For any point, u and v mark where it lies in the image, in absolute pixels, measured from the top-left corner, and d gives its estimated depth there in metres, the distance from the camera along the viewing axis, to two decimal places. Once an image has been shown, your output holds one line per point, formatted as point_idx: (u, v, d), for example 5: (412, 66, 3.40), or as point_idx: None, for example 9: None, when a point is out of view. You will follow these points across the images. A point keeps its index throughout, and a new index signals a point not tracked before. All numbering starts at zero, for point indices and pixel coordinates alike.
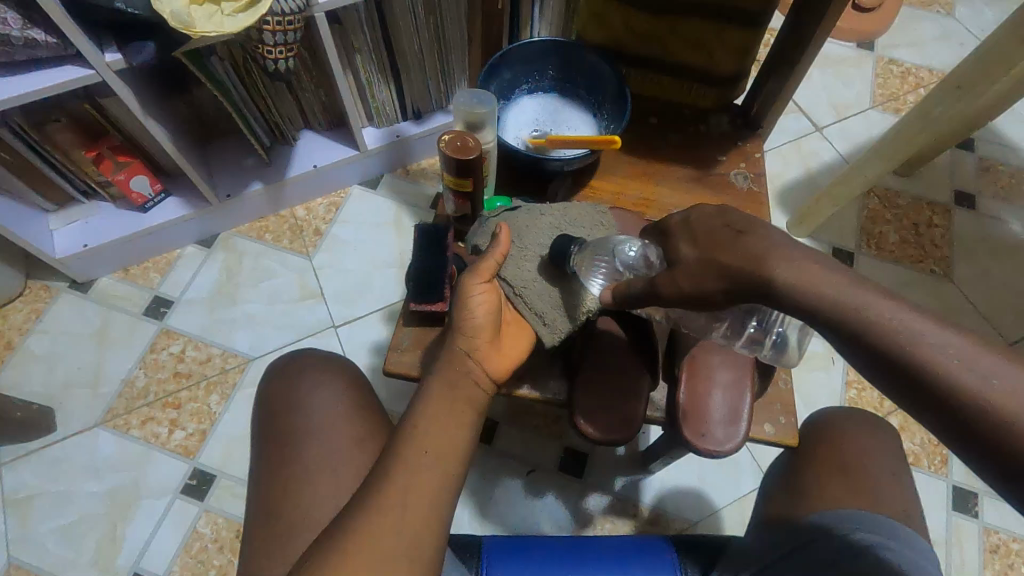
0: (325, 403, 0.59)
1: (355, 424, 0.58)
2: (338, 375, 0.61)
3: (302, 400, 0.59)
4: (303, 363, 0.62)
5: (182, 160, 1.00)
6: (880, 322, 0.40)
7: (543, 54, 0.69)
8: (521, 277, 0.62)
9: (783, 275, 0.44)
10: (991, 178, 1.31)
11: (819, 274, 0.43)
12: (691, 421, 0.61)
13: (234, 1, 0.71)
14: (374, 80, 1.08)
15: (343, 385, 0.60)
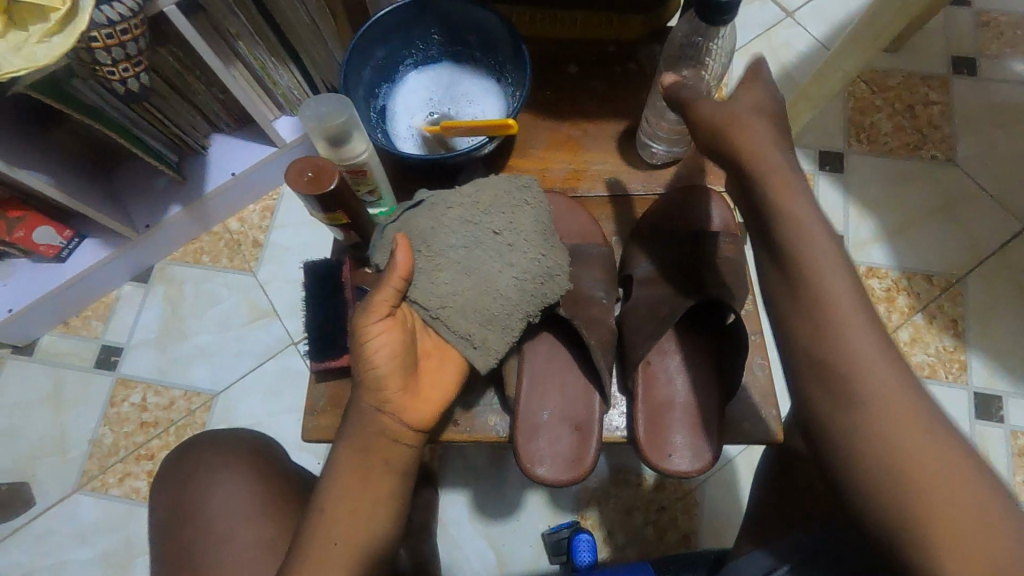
0: (225, 495, 0.57)
1: (263, 523, 0.56)
2: (238, 466, 0.58)
3: (200, 499, 0.57)
4: (195, 456, 0.59)
5: (79, 204, 0.89)
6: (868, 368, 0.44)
7: (418, 18, 0.56)
8: (438, 299, 0.51)
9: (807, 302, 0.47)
10: (992, 33, 1.14)
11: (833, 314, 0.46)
12: (654, 444, 0.57)
13: (42, 23, 0.59)
14: (269, 65, 0.93)
15: (244, 477, 0.58)
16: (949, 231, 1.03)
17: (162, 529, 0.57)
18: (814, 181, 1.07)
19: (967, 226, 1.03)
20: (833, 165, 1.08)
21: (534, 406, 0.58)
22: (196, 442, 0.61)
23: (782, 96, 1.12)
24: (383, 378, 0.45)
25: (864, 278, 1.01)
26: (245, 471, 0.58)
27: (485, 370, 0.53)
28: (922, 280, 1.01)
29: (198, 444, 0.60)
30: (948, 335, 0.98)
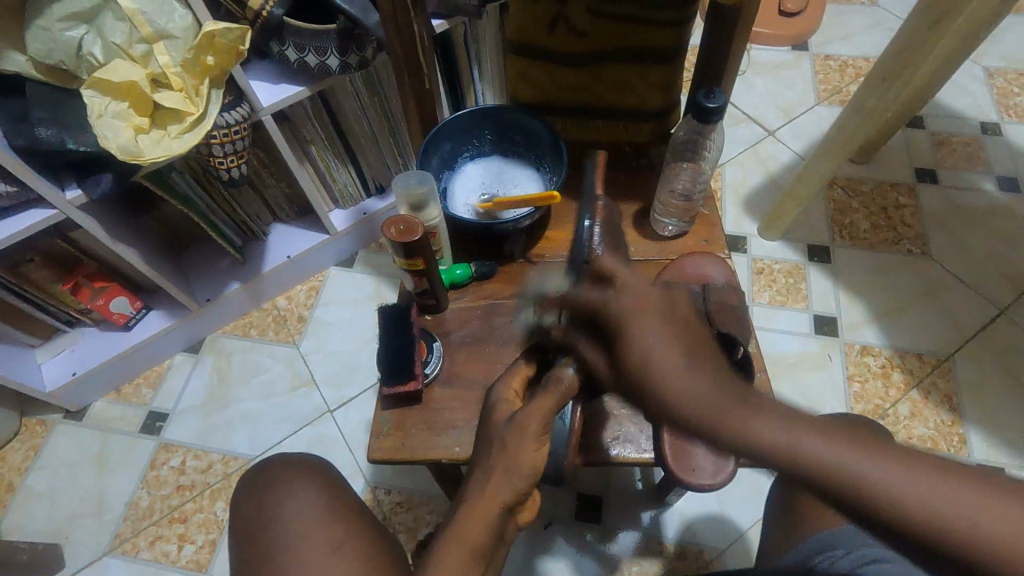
0: (304, 509, 0.60)
1: (332, 526, 0.59)
2: (312, 480, 0.63)
3: (279, 508, 0.61)
4: (276, 474, 0.64)
5: (157, 276, 1.01)
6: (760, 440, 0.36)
7: (476, 123, 0.72)
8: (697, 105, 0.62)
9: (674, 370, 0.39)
10: (947, 150, 1.33)
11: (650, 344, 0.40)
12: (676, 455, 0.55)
13: (179, 124, 0.76)
14: (333, 166, 1.10)
15: (317, 489, 0.62)
16: (934, 316, 1.14)
17: (241, 537, 0.61)
18: (805, 270, 1.20)
19: (949, 312, 1.14)
20: (821, 257, 1.21)
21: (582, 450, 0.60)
22: (280, 464, 0.66)
23: (770, 199, 1.28)
24: (534, 420, 0.48)
25: (860, 355, 1.10)
26: (323, 493, 0.62)
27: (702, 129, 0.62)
28: (914, 358, 1.10)
29: (279, 466, 0.65)
30: (945, 409, 1.04)
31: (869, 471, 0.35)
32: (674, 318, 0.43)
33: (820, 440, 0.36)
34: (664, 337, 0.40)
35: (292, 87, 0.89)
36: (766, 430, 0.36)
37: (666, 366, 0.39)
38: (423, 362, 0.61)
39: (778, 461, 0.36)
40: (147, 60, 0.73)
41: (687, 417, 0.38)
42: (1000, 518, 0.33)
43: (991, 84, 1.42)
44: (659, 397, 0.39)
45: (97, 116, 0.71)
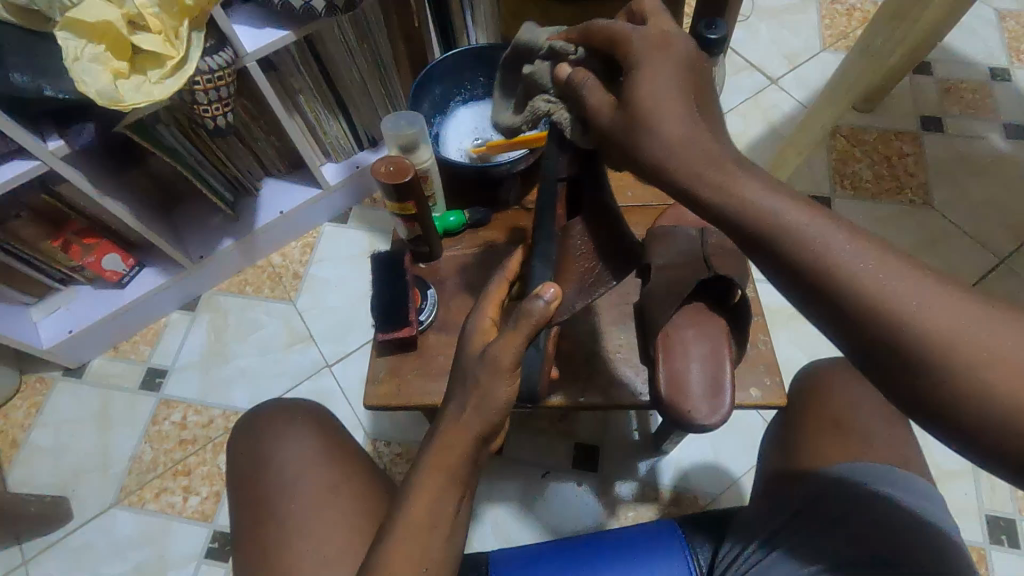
0: (299, 454, 0.61)
1: (329, 470, 0.60)
2: (304, 424, 0.63)
3: (274, 454, 0.61)
4: (266, 420, 0.64)
5: (148, 231, 1.00)
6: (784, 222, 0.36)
7: (469, 64, 0.70)
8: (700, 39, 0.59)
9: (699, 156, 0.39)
10: (954, 97, 1.30)
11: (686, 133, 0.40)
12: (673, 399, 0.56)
13: (160, 69, 0.74)
14: (323, 117, 1.07)
15: (310, 433, 0.62)
16: (934, 266, 1.13)
17: (237, 483, 0.61)
18: None
19: (949, 262, 1.13)
20: (822, 207, 1.19)
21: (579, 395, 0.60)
22: (268, 410, 0.65)
23: (771, 150, 1.26)
24: (508, 354, 0.45)
25: None
26: (317, 436, 0.63)
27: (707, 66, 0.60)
28: None
29: (269, 412, 0.64)
30: None
31: (852, 255, 0.35)
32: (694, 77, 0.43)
33: (824, 225, 0.36)
34: (683, 113, 0.41)
35: (277, 32, 0.85)
36: (764, 199, 0.37)
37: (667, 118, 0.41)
38: (418, 309, 0.61)
39: (756, 223, 0.37)
40: (122, 0, 0.70)
41: (679, 167, 0.40)
42: (966, 324, 0.33)
43: (1002, 27, 1.37)
44: (655, 147, 0.41)
45: (74, 60, 0.68)
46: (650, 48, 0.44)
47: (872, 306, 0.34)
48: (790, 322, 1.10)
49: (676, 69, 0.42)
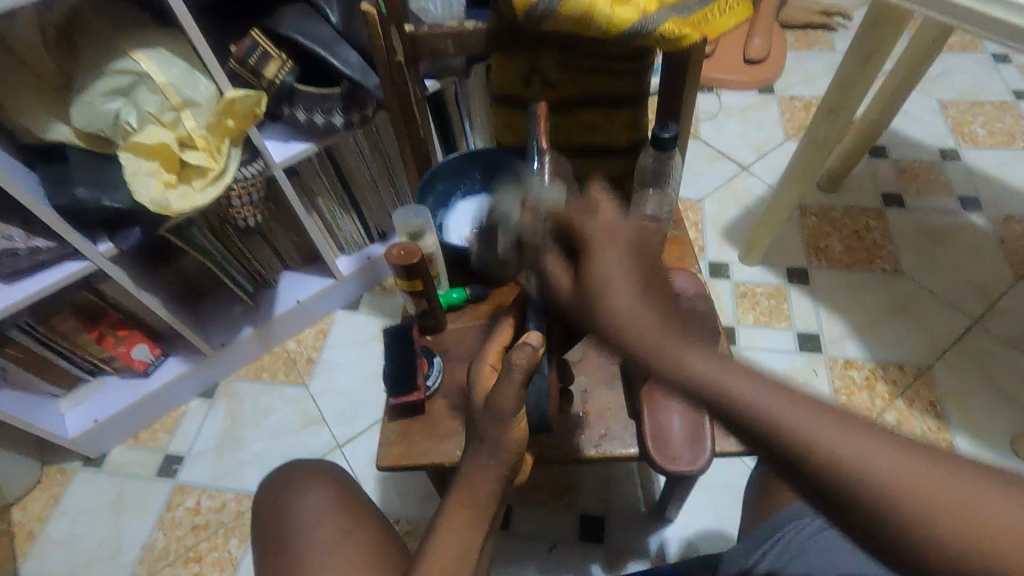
0: (317, 502, 0.65)
1: (344, 517, 0.64)
2: (325, 476, 0.69)
3: (295, 503, 0.66)
4: (290, 472, 0.69)
5: (176, 322, 1.09)
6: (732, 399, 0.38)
7: (466, 165, 0.82)
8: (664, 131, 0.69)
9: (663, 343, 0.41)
10: (910, 176, 1.43)
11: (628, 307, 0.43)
12: (659, 446, 0.60)
13: (202, 178, 0.86)
14: (338, 215, 1.19)
15: (329, 484, 0.68)
16: (910, 329, 1.20)
17: (260, 532, 0.65)
18: (786, 292, 1.27)
19: (925, 326, 1.20)
20: (799, 278, 1.28)
21: (574, 449, 0.64)
22: (298, 467, 0.70)
23: (748, 228, 1.36)
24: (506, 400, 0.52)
25: (844, 369, 1.16)
26: (335, 488, 0.68)
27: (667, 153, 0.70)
28: (896, 369, 1.15)
29: (293, 465, 0.71)
30: (930, 417, 1.09)
31: (777, 402, 0.37)
32: (642, 257, 0.47)
33: (761, 385, 0.38)
34: (623, 264, 0.46)
35: (301, 144, 0.99)
36: (701, 363, 0.40)
37: (619, 294, 0.44)
38: (425, 375, 0.67)
39: (705, 392, 0.39)
40: (175, 125, 0.83)
41: (634, 342, 0.42)
42: (937, 486, 0.33)
43: (945, 114, 1.53)
44: (609, 324, 0.44)
45: (132, 174, 0.81)
46: (601, 239, 0.48)
47: (809, 443, 0.35)
48: None
49: (626, 255, 0.46)
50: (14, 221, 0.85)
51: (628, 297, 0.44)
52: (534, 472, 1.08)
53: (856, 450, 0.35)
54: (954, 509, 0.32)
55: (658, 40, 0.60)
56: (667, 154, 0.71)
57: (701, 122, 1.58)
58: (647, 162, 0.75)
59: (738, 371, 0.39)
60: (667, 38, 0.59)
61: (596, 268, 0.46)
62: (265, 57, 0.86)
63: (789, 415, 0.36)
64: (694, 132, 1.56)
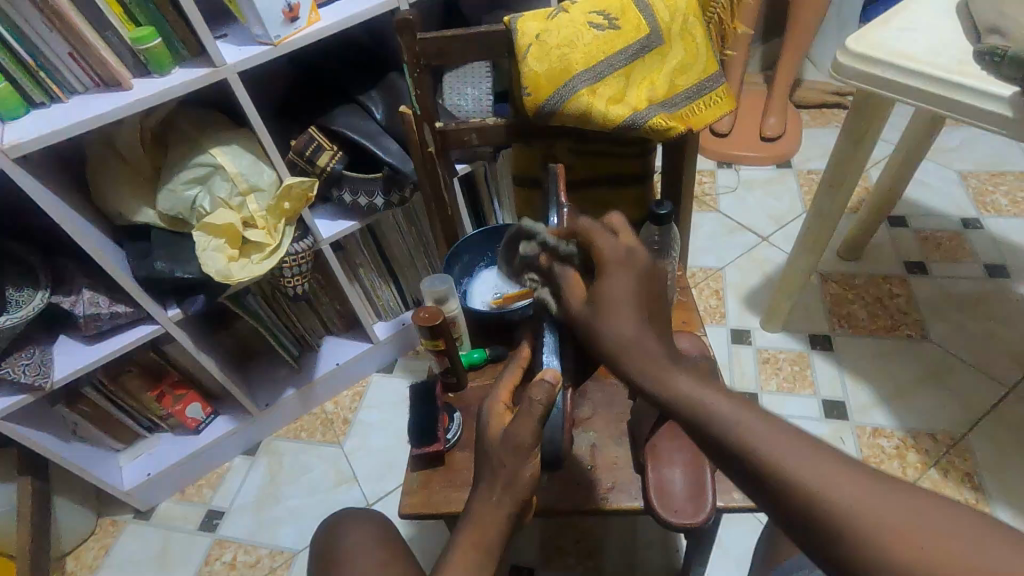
0: (364, 537, 0.75)
1: (385, 550, 0.73)
2: (373, 519, 0.79)
3: (345, 537, 0.76)
4: (344, 514, 0.80)
5: (228, 382, 1.19)
6: (730, 431, 0.43)
7: (489, 239, 0.91)
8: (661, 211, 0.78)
9: (662, 361, 0.46)
10: (932, 245, 1.44)
11: (640, 336, 0.48)
12: (663, 500, 0.65)
13: (260, 253, 0.99)
14: (377, 284, 1.30)
15: (375, 524, 0.78)
16: (941, 397, 1.18)
17: (315, 560, 0.76)
18: (809, 358, 1.28)
19: (957, 393, 1.18)
20: (822, 344, 1.29)
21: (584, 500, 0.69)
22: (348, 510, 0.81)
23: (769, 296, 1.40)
24: (524, 436, 0.55)
25: (873, 437, 1.15)
26: (380, 528, 0.77)
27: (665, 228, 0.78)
28: (927, 437, 1.13)
29: (346, 511, 0.81)
30: (966, 488, 1.07)
31: (758, 429, 0.43)
32: (653, 286, 0.51)
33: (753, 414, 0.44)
34: (633, 285, 0.50)
35: (347, 222, 1.12)
36: (690, 387, 0.45)
37: (621, 314, 0.48)
38: (445, 429, 0.73)
39: (704, 419, 0.44)
40: (241, 208, 0.97)
41: (639, 366, 0.47)
42: (910, 520, 0.37)
43: (966, 184, 1.56)
44: (612, 342, 0.48)
45: (202, 250, 0.94)
46: (617, 257, 0.52)
47: (771, 466, 0.41)
48: None
49: (639, 273, 0.51)
50: (99, 289, 0.97)
51: (628, 320, 0.48)
52: (557, 536, 1.09)
53: (838, 483, 0.40)
54: (938, 535, 0.36)
55: (648, 132, 0.70)
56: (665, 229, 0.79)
57: (721, 195, 1.66)
58: (650, 236, 0.83)
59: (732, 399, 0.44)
60: (656, 129, 0.70)
61: (602, 286, 0.50)
62: (320, 149, 1.01)
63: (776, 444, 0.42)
64: (714, 205, 1.64)
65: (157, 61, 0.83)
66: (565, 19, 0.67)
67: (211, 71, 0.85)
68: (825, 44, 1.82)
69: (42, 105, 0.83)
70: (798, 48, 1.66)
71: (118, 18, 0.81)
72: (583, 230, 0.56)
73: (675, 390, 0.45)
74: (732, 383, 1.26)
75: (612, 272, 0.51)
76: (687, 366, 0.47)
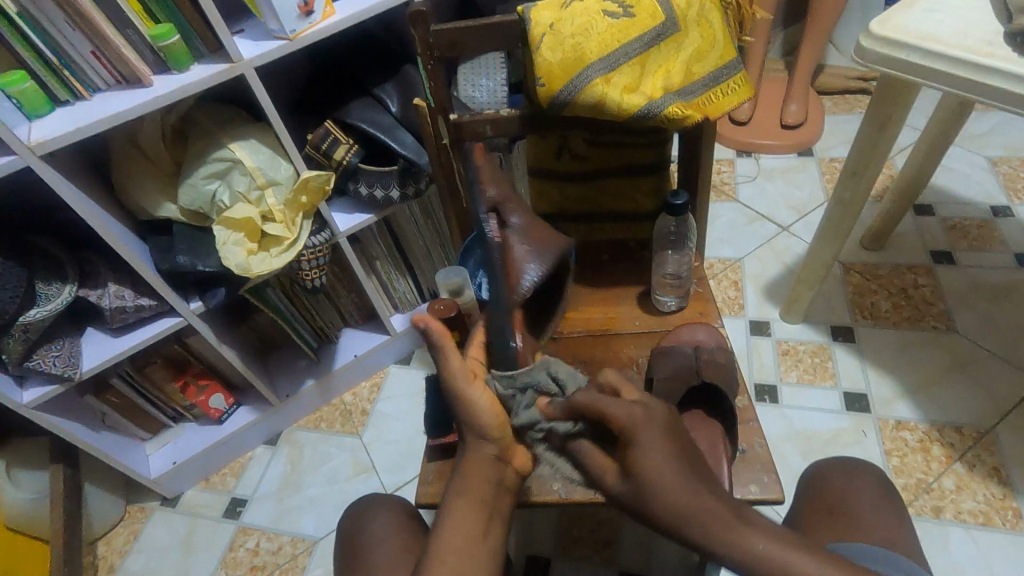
0: (385, 523, 0.76)
1: (407, 535, 0.74)
2: (394, 502, 0.80)
3: (367, 523, 0.77)
4: (367, 498, 0.81)
5: (249, 373, 1.21)
6: (760, 563, 0.54)
7: None
8: (678, 198, 0.77)
9: (687, 523, 0.57)
10: (960, 233, 1.40)
11: (679, 495, 0.58)
12: None
13: (277, 246, 1.00)
14: (394, 276, 1.31)
15: (396, 508, 0.78)
16: (968, 390, 1.16)
17: (341, 546, 0.77)
18: (830, 349, 1.26)
19: (985, 386, 1.16)
20: (845, 336, 1.27)
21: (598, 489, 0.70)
22: (375, 499, 0.80)
23: (789, 286, 1.38)
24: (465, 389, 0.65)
25: (896, 430, 1.13)
26: (401, 511, 0.78)
27: (681, 215, 0.77)
28: (953, 431, 1.11)
29: (369, 496, 0.82)
30: (992, 483, 1.05)
31: (806, 568, 0.53)
32: (675, 440, 0.63)
33: (771, 541, 0.55)
34: (658, 452, 0.60)
35: (363, 215, 1.13)
36: (757, 543, 0.55)
37: (664, 479, 0.59)
38: None
39: (765, 570, 0.54)
40: (259, 202, 0.98)
41: (693, 532, 0.57)
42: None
43: (996, 171, 1.51)
44: (665, 514, 0.58)
45: (222, 244, 0.95)
46: (640, 424, 0.62)
47: None
48: (827, 448, 1.13)
49: (664, 443, 0.61)
50: (124, 283, 1.00)
51: (670, 475, 0.59)
52: (573, 527, 1.09)
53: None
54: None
55: (665, 120, 0.69)
56: (681, 217, 0.77)
57: (740, 184, 1.63)
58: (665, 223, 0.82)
59: (772, 543, 0.55)
60: (672, 118, 0.69)
61: (641, 461, 0.60)
62: (335, 142, 1.01)
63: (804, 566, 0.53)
64: (733, 194, 1.61)
65: (176, 57, 0.84)
66: (580, 7, 0.67)
67: (229, 67, 0.86)
68: (850, 27, 1.77)
69: (66, 103, 0.85)
70: (821, 32, 1.62)
71: (138, 15, 0.82)
72: (589, 407, 0.65)
73: (748, 553, 0.55)
74: (752, 375, 1.25)
75: (646, 459, 0.60)
76: (744, 518, 0.57)
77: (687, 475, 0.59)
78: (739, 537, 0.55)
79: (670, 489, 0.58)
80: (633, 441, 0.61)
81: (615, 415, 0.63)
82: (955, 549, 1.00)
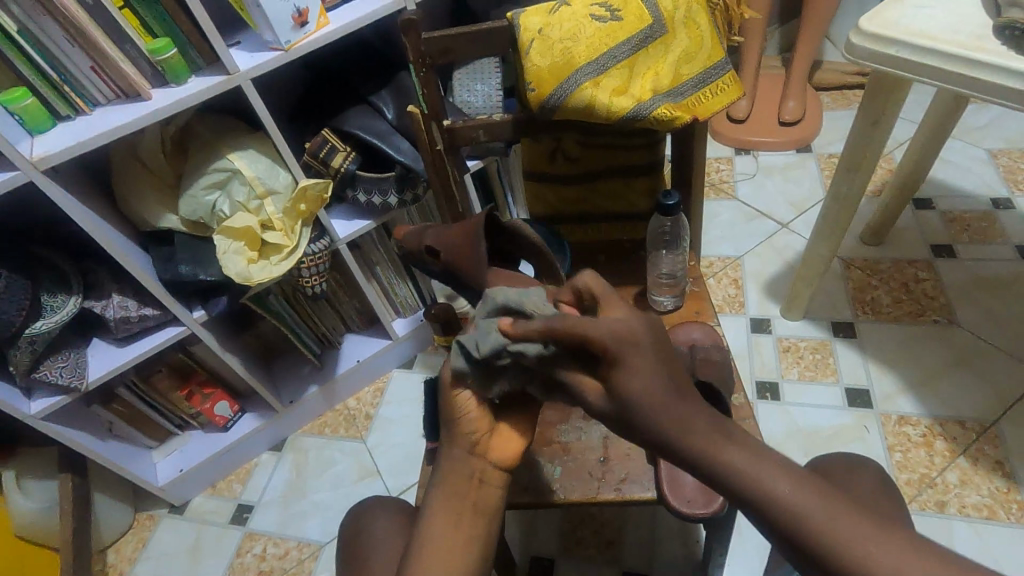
0: (386, 525, 0.77)
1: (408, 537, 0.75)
2: (395, 505, 0.80)
3: (369, 525, 0.78)
4: (369, 502, 0.82)
5: (253, 380, 1.22)
6: (755, 488, 0.44)
7: None
8: (670, 199, 0.78)
9: (668, 428, 0.46)
10: (960, 226, 1.40)
11: (664, 399, 0.47)
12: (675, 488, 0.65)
13: (277, 254, 1.01)
14: (394, 281, 1.32)
15: (397, 511, 0.79)
16: (970, 384, 1.15)
17: (344, 549, 0.78)
18: (831, 346, 1.26)
19: (988, 380, 1.15)
20: (845, 332, 1.27)
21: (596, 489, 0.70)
22: (377, 502, 0.81)
23: (789, 283, 1.38)
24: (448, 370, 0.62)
25: (898, 425, 1.13)
26: (402, 514, 0.79)
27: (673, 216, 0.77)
28: (956, 425, 1.11)
29: (372, 499, 0.82)
30: (997, 476, 1.04)
31: (786, 492, 0.43)
32: (666, 358, 0.50)
33: (771, 466, 0.45)
34: (652, 365, 0.48)
35: (362, 222, 1.14)
36: (738, 459, 0.45)
37: (646, 387, 0.47)
38: None
39: (742, 487, 0.44)
40: (259, 211, 1.00)
41: (682, 439, 0.46)
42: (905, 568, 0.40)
43: (996, 163, 1.51)
44: (650, 422, 0.47)
45: (222, 253, 0.96)
46: (623, 340, 0.49)
47: (794, 523, 0.43)
48: (829, 444, 1.13)
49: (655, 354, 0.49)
50: (128, 293, 1.01)
51: (655, 374, 0.48)
52: (577, 528, 1.09)
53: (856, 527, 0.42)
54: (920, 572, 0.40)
55: (654, 122, 0.70)
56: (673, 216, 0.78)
57: (739, 182, 1.63)
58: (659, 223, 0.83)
59: (757, 457, 0.45)
60: (662, 119, 0.69)
61: (625, 382, 0.48)
62: (332, 150, 1.02)
63: (798, 499, 0.43)
64: (731, 192, 1.61)
65: (174, 71, 0.86)
66: (567, 13, 0.68)
67: (225, 79, 0.87)
68: (846, 22, 1.77)
69: (68, 118, 0.86)
70: (816, 28, 1.62)
71: (135, 30, 0.84)
72: (573, 328, 0.50)
73: (727, 467, 0.45)
74: (753, 373, 1.25)
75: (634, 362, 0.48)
76: (734, 435, 0.46)
77: (671, 377, 0.48)
78: (717, 450, 0.45)
79: (657, 399, 0.47)
80: (621, 352, 0.48)
81: (598, 329, 0.49)
82: (960, 544, 0.99)
